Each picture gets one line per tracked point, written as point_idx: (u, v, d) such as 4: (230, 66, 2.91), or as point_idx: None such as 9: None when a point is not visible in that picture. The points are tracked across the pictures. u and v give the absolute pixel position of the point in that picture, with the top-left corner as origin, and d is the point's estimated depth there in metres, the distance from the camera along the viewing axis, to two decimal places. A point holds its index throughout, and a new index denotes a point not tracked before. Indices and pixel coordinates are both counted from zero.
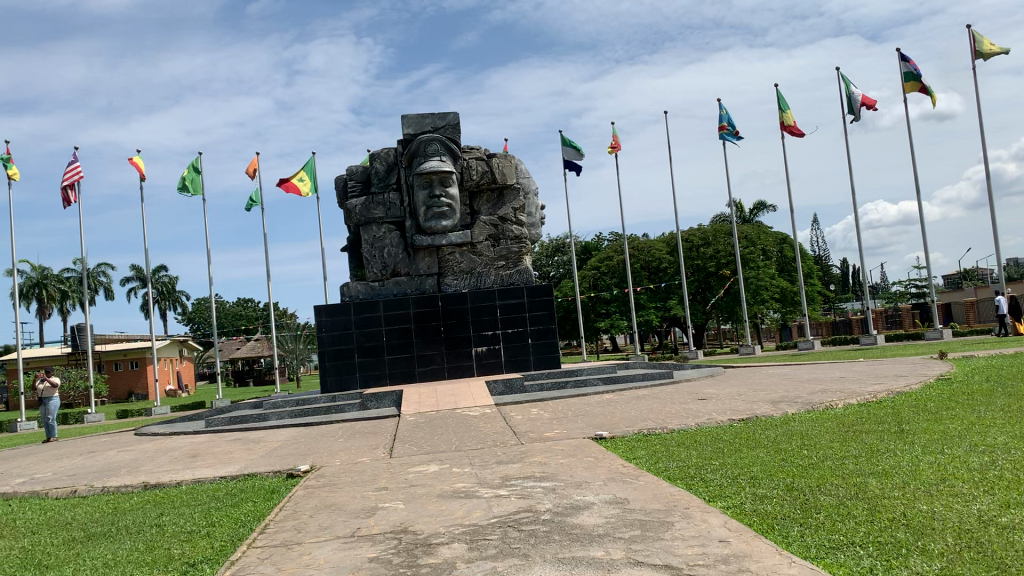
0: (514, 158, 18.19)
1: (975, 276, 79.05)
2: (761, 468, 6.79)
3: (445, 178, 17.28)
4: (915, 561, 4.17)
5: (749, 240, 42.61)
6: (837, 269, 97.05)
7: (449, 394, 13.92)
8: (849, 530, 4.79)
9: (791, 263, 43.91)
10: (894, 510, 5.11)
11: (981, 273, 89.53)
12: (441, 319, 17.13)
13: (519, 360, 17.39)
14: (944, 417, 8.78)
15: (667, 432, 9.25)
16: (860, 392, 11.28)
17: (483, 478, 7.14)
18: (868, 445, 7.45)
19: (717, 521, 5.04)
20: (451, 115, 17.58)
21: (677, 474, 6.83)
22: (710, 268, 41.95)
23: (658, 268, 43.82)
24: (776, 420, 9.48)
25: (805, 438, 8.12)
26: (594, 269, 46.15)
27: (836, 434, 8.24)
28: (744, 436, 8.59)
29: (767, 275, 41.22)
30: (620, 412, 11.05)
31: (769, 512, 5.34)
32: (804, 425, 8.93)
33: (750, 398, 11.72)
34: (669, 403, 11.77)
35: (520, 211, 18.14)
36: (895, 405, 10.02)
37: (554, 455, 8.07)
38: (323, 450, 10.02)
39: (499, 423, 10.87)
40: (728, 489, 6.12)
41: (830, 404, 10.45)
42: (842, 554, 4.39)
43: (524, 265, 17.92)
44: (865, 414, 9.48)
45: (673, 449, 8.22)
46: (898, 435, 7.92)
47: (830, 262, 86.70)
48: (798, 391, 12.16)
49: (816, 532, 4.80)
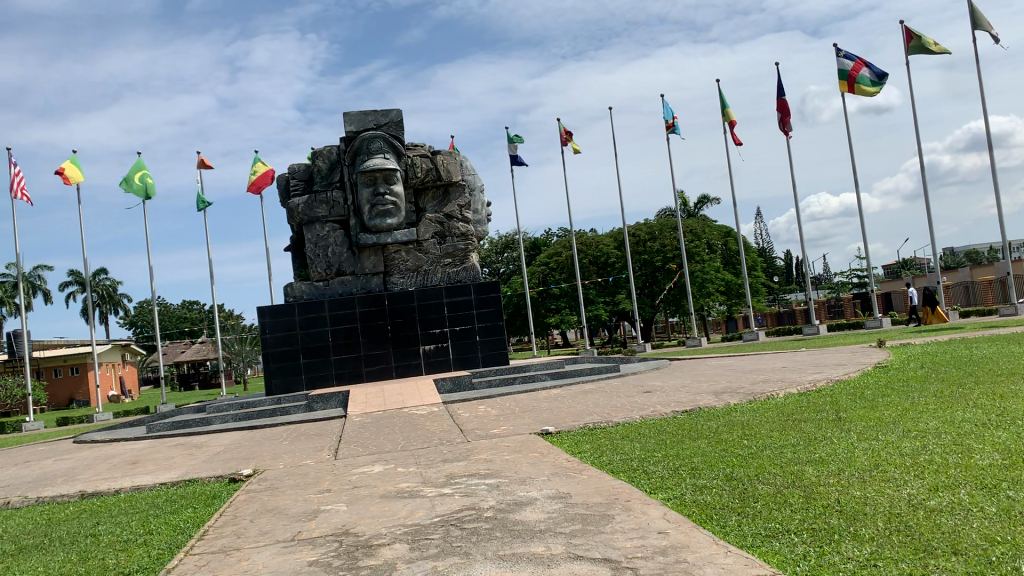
0: (458, 155, 18.14)
1: (913, 266, 81.50)
2: (702, 459, 6.90)
3: (389, 175, 17.18)
4: (847, 546, 4.27)
5: (695, 234, 43.20)
6: (782, 260, 98.98)
7: (396, 393, 13.84)
8: (784, 517, 4.89)
9: (736, 256, 44.68)
10: (828, 497, 5.23)
11: (919, 262, 92.30)
12: (388, 318, 17.01)
13: (467, 357, 17.39)
14: (880, 404, 9.02)
15: (612, 426, 9.31)
16: (800, 382, 11.52)
17: (427, 476, 7.12)
18: (806, 434, 7.60)
19: (656, 513, 5.09)
20: (394, 112, 17.46)
21: (620, 468, 6.88)
22: (657, 262, 42.47)
23: (606, 262, 44.11)
24: (719, 411, 9.60)
25: (747, 428, 8.25)
26: (543, 265, 46.26)
27: (777, 423, 8.40)
28: (687, 428, 8.71)
29: (712, 268, 41.84)
30: (566, 407, 11.12)
31: (707, 503, 5.42)
32: (745, 416, 9.07)
33: (694, 389, 11.88)
34: (615, 397, 11.86)
35: (466, 208, 18.12)
36: (833, 394, 10.23)
37: (500, 453, 8.04)
38: (267, 453, 9.90)
39: (446, 421, 10.86)
40: (668, 481, 6.19)
41: (771, 394, 10.61)
42: (777, 541, 4.48)
43: (471, 262, 17.93)
44: (805, 403, 9.66)
45: (617, 442, 8.27)
46: (834, 423, 8.08)
47: (774, 255, 88.74)
48: (741, 382, 12.39)
49: (752, 521, 4.88)
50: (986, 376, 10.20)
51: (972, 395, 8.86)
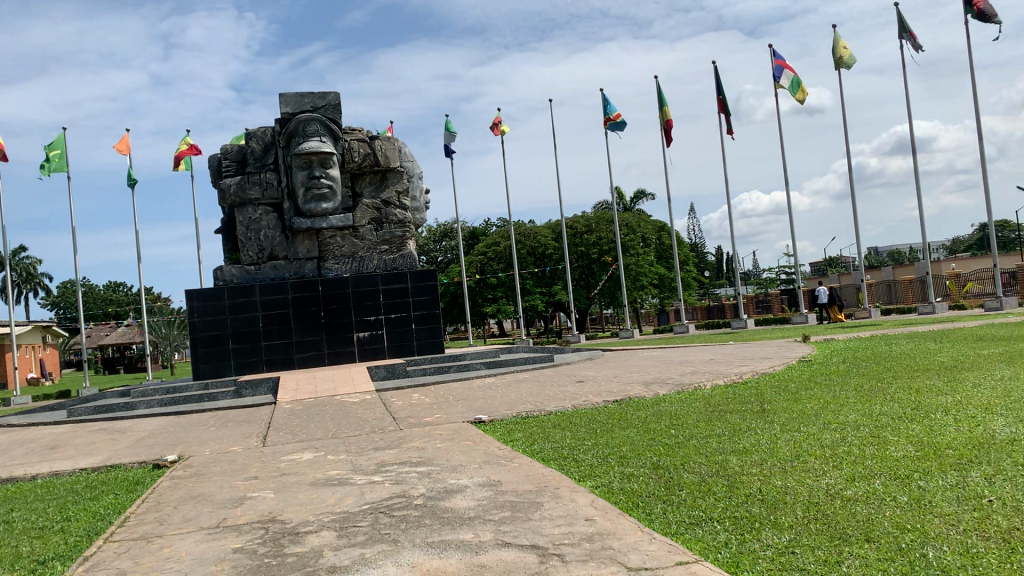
0: (397, 141, 17.98)
1: (837, 264, 84.24)
2: (631, 448, 6.99)
3: (325, 159, 16.97)
4: (766, 533, 4.40)
5: (631, 227, 43.74)
6: (714, 255, 100.98)
7: (328, 381, 13.71)
8: (708, 505, 5.01)
9: (670, 250, 45.60)
10: (750, 486, 5.37)
11: (843, 261, 95.31)
12: (321, 304, 16.82)
13: (403, 345, 17.32)
14: (803, 397, 9.27)
15: (543, 415, 9.39)
16: (727, 374, 11.77)
17: (358, 464, 7.07)
18: (732, 424, 7.78)
19: (585, 500, 5.16)
20: (332, 95, 17.21)
21: (551, 456, 6.95)
22: (593, 254, 42.98)
23: (543, 253, 44.38)
24: (649, 401, 9.78)
25: (675, 418, 8.41)
26: (480, 255, 46.31)
27: (704, 414, 8.56)
28: (618, 416, 8.86)
29: (647, 262, 42.49)
30: (499, 396, 11.16)
31: (634, 491, 5.51)
32: (674, 405, 9.26)
33: (625, 380, 12.08)
34: (548, 386, 11.95)
35: (404, 195, 17.98)
36: (758, 386, 10.49)
37: (432, 440, 8.06)
38: (192, 439, 9.68)
39: (378, 409, 10.80)
40: (597, 469, 6.28)
41: (699, 385, 10.83)
42: (700, 529, 4.58)
43: (408, 249, 17.85)
44: (731, 394, 9.90)
45: (549, 431, 8.32)
46: (758, 414, 8.32)
47: (705, 250, 90.42)
48: (672, 372, 12.65)
49: (677, 509, 4.99)
50: (903, 372, 10.60)
51: (890, 389, 9.19)
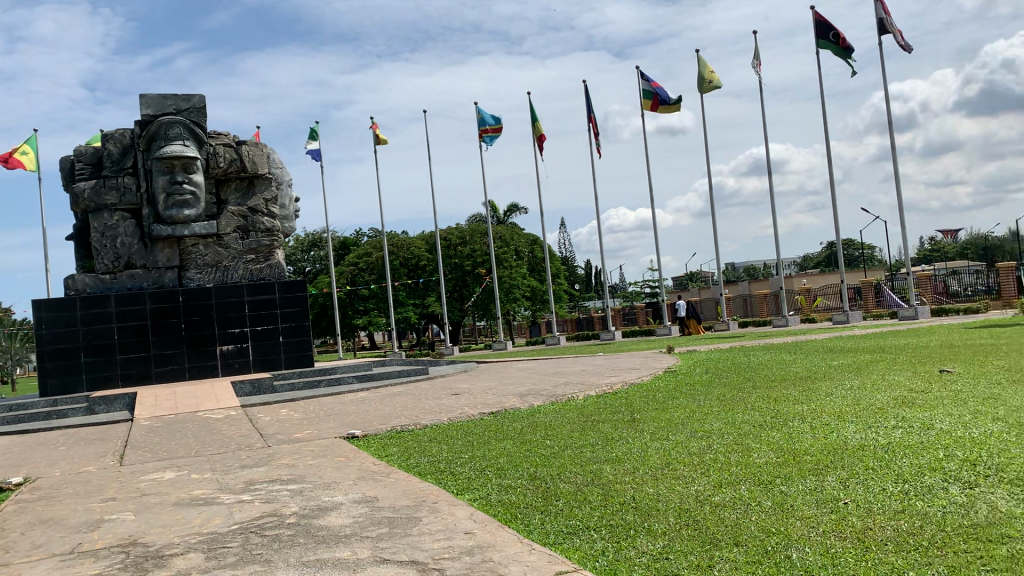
0: (266, 148, 17.48)
1: (699, 279, 87.88)
2: (508, 460, 7.02)
3: (189, 164, 16.29)
4: (641, 540, 4.51)
5: (504, 240, 44.17)
6: (582, 269, 103.33)
7: (190, 396, 13.11)
8: (584, 514, 5.09)
9: (541, 262, 46.28)
10: (625, 494, 5.50)
11: (705, 275, 99.48)
12: (182, 316, 16.11)
13: (269, 358, 16.81)
14: (671, 406, 9.59)
15: (418, 429, 9.30)
16: (598, 384, 12.02)
17: (225, 483, 6.78)
18: (604, 434, 7.95)
19: (464, 513, 5.14)
20: (196, 98, 16.57)
21: (427, 470, 6.89)
22: (466, 266, 43.16)
23: (416, 264, 44.15)
24: (523, 413, 9.86)
25: (550, 429, 8.52)
26: (351, 266, 45.62)
27: (577, 424, 8.72)
28: (493, 429, 8.88)
29: (519, 274, 43.03)
30: (372, 410, 10.99)
31: (512, 502, 5.54)
32: (548, 416, 9.38)
33: (500, 391, 12.13)
34: (423, 399, 11.86)
35: (272, 203, 17.48)
36: (628, 396, 10.78)
37: (303, 457, 7.83)
38: (40, 460, 9.03)
39: (245, 425, 10.42)
40: (475, 481, 6.27)
41: (571, 397, 11.01)
42: (577, 538, 4.64)
43: (275, 259, 17.37)
44: (603, 405, 10.12)
45: (424, 445, 8.24)
46: (630, 423, 8.54)
47: (575, 263, 92.42)
48: (545, 383, 12.81)
49: (554, 519, 5.05)
50: (762, 381, 11.16)
51: (751, 398, 9.65)
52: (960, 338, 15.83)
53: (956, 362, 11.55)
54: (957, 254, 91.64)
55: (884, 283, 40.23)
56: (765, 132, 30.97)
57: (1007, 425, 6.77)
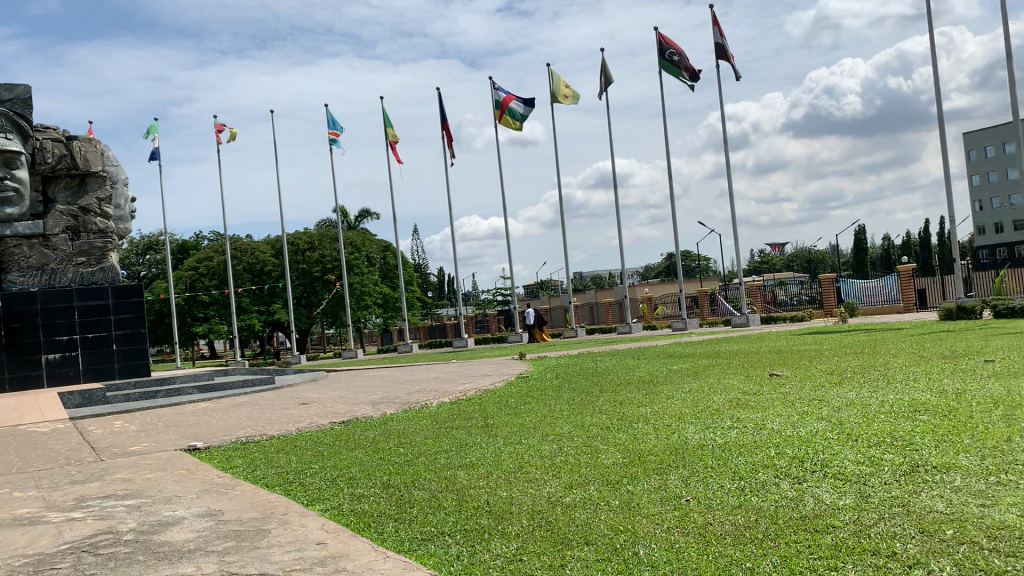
0: (99, 144, 16.45)
1: (548, 288, 89.81)
2: (360, 469, 6.91)
3: (11, 158, 15.08)
4: (495, 543, 4.56)
5: (354, 246, 43.53)
6: (434, 277, 103.33)
7: (10, 409, 12.12)
8: (438, 520, 5.08)
9: (393, 270, 45.60)
10: (479, 499, 5.53)
11: (554, 283, 101.74)
12: (2, 322, 14.88)
13: (101, 368, 15.83)
14: (522, 411, 9.75)
15: (265, 440, 8.99)
16: (451, 391, 12.05)
17: (52, 501, 6.32)
18: (458, 440, 7.98)
19: (315, 524, 5.02)
20: (21, 88, 15.40)
21: (276, 481, 6.68)
22: (315, 272, 42.20)
23: (262, 270, 42.76)
24: (375, 421, 9.73)
25: (402, 437, 8.46)
26: (191, 270, 43.57)
27: (430, 431, 8.70)
28: (344, 438, 8.72)
29: (370, 281, 42.55)
30: (216, 421, 10.54)
31: (365, 511, 5.46)
32: (401, 424, 9.31)
33: (350, 400, 11.94)
34: (270, 409, 11.49)
35: (106, 202, 16.46)
36: (481, 402, 10.87)
37: (141, 471, 7.41)
38: None
39: (74, 439, 9.74)
40: (326, 492, 6.14)
41: (424, 404, 10.98)
42: (432, 544, 4.63)
43: (109, 262, 16.37)
44: (456, 411, 10.15)
45: (272, 456, 7.99)
46: (482, 429, 8.62)
47: (427, 271, 92.31)
48: (397, 391, 12.71)
49: (408, 526, 5.01)
50: (609, 385, 11.53)
51: (599, 402, 9.95)
52: (787, 344, 16.93)
53: (784, 366, 12.37)
54: (785, 267, 98.15)
55: (720, 293, 42.48)
56: (613, 137, 32.66)
57: (829, 424, 7.32)
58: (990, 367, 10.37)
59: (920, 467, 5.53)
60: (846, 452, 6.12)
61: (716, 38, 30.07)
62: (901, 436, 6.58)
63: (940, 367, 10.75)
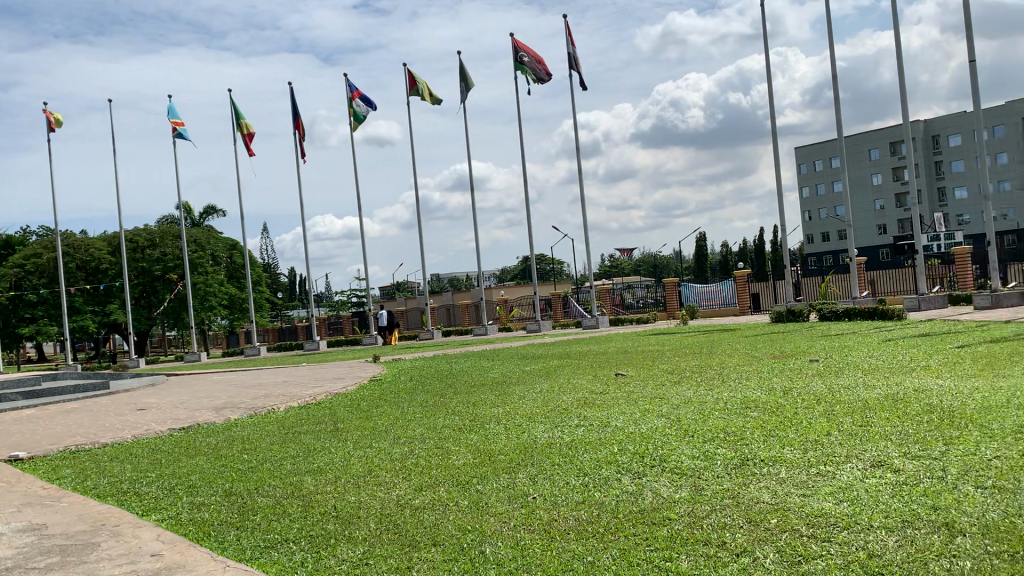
0: None
1: (404, 290, 89.34)
2: (199, 476, 6.64)
3: None
4: (341, 548, 4.50)
5: (199, 244, 41.78)
6: (286, 277, 100.59)
7: None
8: (283, 527, 4.96)
9: (240, 269, 44.30)
10: (325, 504, 5.43)
11: (409, 286, 101.30)
12: None
13: None
14: (374, 414, 9.65)
15: (97, 448, 8.48)
16: (301, 395, 11.75)
17: None
18: (306, 445, 7.81)
19: (150, 534, 4.79)
20: None
21: (107, 491, 6.31)
22: (156, 271, 40.17)
23: (97, 268, 40.25)
24: (218, 427, 9.36)
25: (247, 442, 8.18)
26: (16, 268, 40.50)
27: (276, 436, 8.46)
28: (184, 445, 8.35)
29: (216, 281, 40.99)
30: (42, 430, 9.83)
31: (205, 520, 5.26)
32: (246, 429, 9.01)
33: (192, 405, 11.44)
34: (104, 416, 10.83)
35: None
36: (332, 406, 10.67)
37: None
38: None
39: None
40: (162, 501, 5.86)
41: (272, 408, 10.66)
42: (275, 551, 4.52)
43: None
44: (305, 415, 9.92)
45: (104, 465, 7.53)
46: (331, 433, 8.45)
47: (277, 272, 89.81)
48: (242, 396, 12.29)
49: (251, 534, 4.86)
50: (462, 387, 11.58)
51: (452, 403, 9.98)
52: (633, 345, 17.57)
53: (629, 366, 12.85)
54: (632, 271, 101.90)
55: (571, 296, 43.57)
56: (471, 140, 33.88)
57: (669, 421, 7.66)
58: (813, 366, 11.15)
59: (749, 460, 5.88)
60: (684, 448, 6.42)
61: (566, 48, 31.00)
62: (733, 431, 6.97)
63: (770, 367, 11.47)
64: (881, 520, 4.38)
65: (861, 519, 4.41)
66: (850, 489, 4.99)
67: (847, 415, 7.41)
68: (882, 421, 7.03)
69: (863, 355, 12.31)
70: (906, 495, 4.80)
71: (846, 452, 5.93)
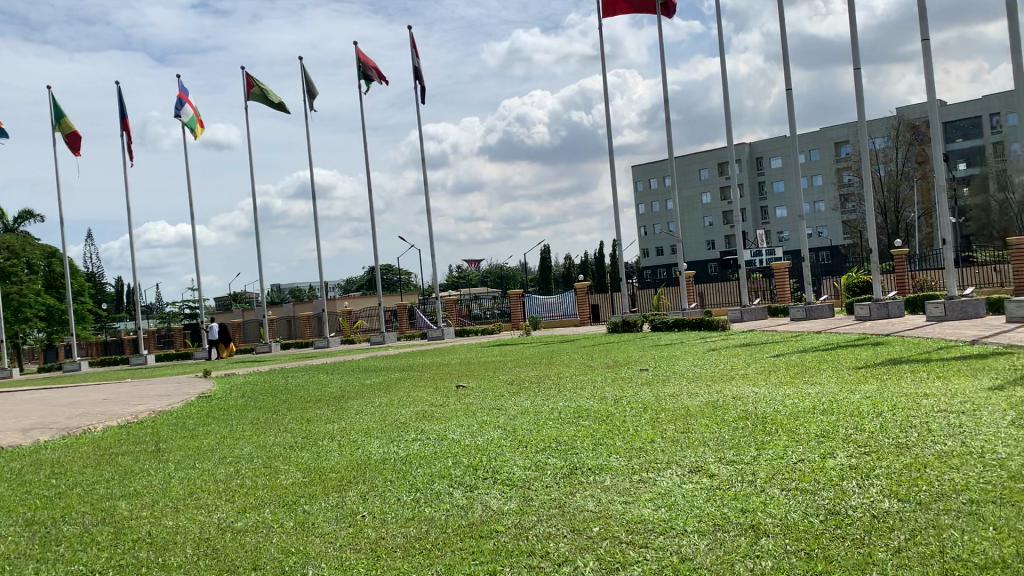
0: None
1: (243, 302, 86.32)
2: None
3: None
4: None
5: (12, 252, 38.70)
6: (113, 287, 94.89)
7: None
8: (88, 558, 4.63)
9: (60, 278, 40.84)
10: (139, 531, 5.13)
11: (248, 297, 97.95)
12: None
13: None
14: (200, 433, 9.21)
15: None
16: (122, 414, 11.06)
17: None
18: (123, 467, 7.35)
19: None
20: None
21: None
22: None
23: None
24: (24, 451, 8.65)
25: (57, 466, 7.61)
26: None
27: (90, 459, 7.92)
28: None
29: (31, 292, 38.10)
30: None
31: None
32: (56, 452, 8.37)
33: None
34: None
35: None
36: (155, 425, 10.10)
37: None
38: None
39: None
40: None
41: (88, 429, 9.97)
42: None
43: None
44: (124, 436, 9.33)
45: None
46: (152, 454, 8.00)
47: (103, 281, 84.55)
48: (56, 416, 11.44)
49: (51, 566, 4.51)
50: (297, 403, 11.26)
51: (285, 420, 9.68)
52: (475, 357, 17.71)
53: (469, 378, 12.93)
54: (478, 282, 102.87)
55: (417, 307, 43.41)
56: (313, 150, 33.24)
57: (503, 433, 7.74)
58: (644, 376, 11.61)
59: (577, 469, 6.04)
60: (516, 459, 6.52)
61: (411, 60, 31.03)
62: (564, 441, 7.14)
63: (604, 376, 11.85)
64: (694, 524, 4.60)
65: (675, 524, 4.61)
66: (668, 495, 5.21)
67: (671, 423, 7.76)
68: (702, 427, 7.42)
69: (689, 364, 12.96)
70: (719, 499, 5.07)
71: (667, 459, 6.20)
